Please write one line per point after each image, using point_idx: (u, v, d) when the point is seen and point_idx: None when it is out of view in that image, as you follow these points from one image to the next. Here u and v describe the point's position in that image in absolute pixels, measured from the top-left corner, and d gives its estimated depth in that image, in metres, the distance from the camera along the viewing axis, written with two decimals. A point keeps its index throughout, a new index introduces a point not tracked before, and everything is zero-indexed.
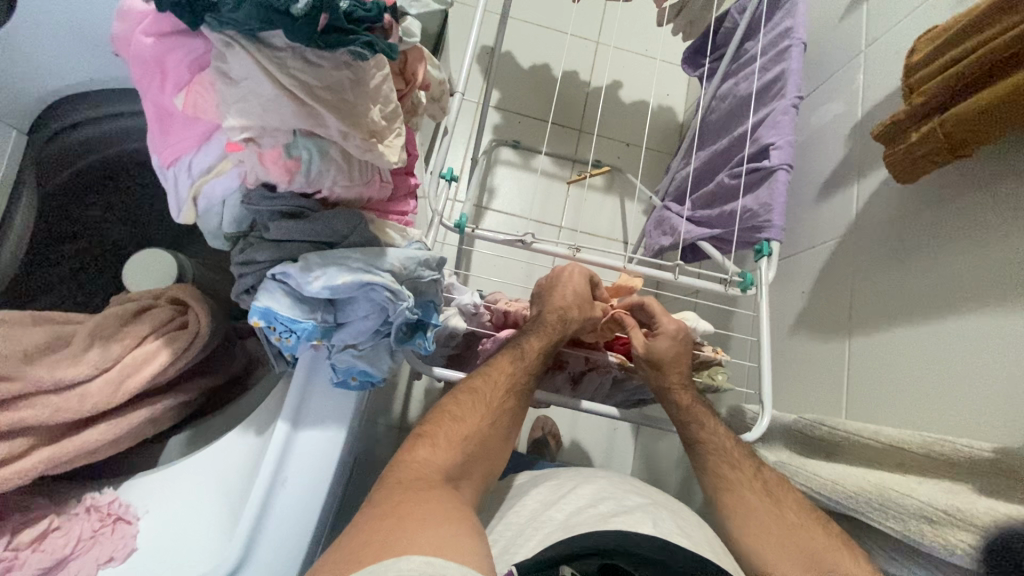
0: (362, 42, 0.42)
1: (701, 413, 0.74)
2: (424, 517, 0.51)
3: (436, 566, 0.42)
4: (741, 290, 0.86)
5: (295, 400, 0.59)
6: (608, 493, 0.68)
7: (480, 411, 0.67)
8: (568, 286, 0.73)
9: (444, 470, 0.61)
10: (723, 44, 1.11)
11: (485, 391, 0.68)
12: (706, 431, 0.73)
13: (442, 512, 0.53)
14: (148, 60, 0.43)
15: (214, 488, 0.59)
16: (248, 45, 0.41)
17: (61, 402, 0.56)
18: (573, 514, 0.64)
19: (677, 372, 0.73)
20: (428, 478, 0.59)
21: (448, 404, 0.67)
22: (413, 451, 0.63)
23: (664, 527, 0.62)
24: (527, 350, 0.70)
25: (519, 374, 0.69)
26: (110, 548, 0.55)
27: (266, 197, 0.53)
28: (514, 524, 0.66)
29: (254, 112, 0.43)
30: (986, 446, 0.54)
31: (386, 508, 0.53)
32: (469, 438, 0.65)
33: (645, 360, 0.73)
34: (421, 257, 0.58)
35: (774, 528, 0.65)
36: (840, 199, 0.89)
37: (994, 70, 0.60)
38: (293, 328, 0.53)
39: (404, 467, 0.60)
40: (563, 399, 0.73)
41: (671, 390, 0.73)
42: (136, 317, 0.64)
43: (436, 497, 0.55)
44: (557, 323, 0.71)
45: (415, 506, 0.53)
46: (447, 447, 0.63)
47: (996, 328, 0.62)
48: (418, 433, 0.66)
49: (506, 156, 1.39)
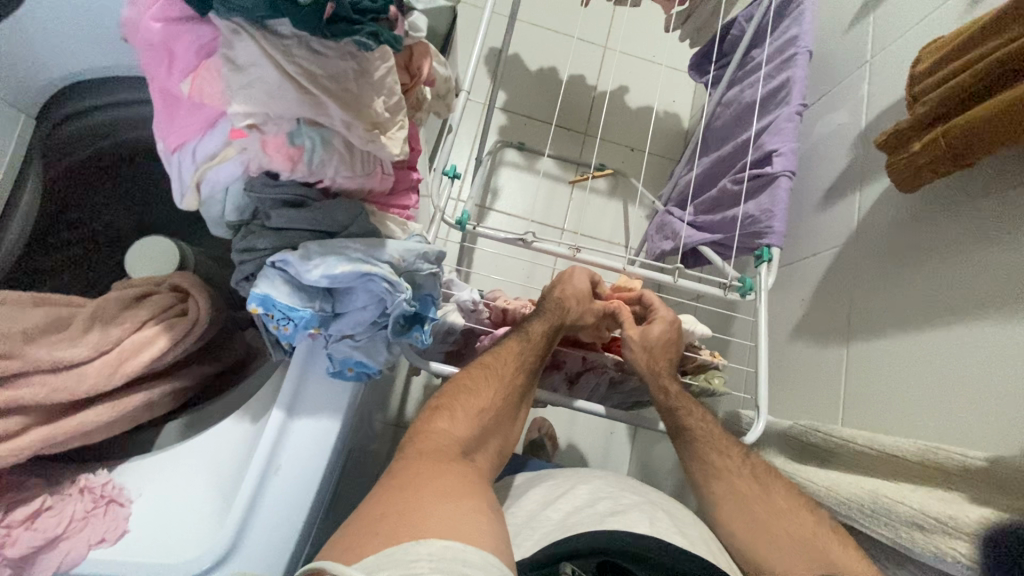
0: (367, 32, 0.43)
1: (688, 402, 0.72)
2: (439, 493, 0.52)
3: (455, 550, 0.43)
4: (741, 295, 0.85)
5: (292, 387, 0.59)
6: (605, 493, 0.68)
7: (495, 386, 0.67)
8: (569, 284, 0.73)
9: (463, 443, 0.63)
10: (729, 51, 1.11)
11: (498, 367, 0.68)
12: (693, 417, 0.71)
13: (454, 486, 0.54)
14: (156, 44, 0.43)
15: (209, 475, 0.60)
16: (255, 33, 0.41)
17: (58, 382, 0.57)
18: (571, 514, 0.64)
19: (665, 358, 0.72)
20: (447, 451, 0.61)
21: (462, 378, 0.68)
22: (431, 422, 0.64)
23: (660, 526, 0.62)
24: (531, 332, 0.70)
25: (529, 355, 0.69)
26: (102, 530, 0.55)
27: (268, 185, 0.54)
28: (512, 524, 0.66)
29: (258, 99, 0.44)
30: (980, 455, 0.54)
31: (406, 480, 0.54)
32: (486, 411, 0.66)
33: (639, 346, 0.71)
34: (420, 250, 0.59)
35: (761, 520, 0.66)
36: (842, 208, 0.89)
37: (1002, 79, 0.59)
38: (291, 316, 0.54)
39: (425, 438, 0.62)
40: (558, 399, 0.73)
41: (661, 377, 0.71)
42: (137, 302, 0.64)
43: (454, 471, 0.57)
44: (557, 309, 0.71)
45: (432, 481, 0.54)
46: (464, 419, 0.65)
47: (997, 338, 0.61)
48: (435, 405, 0.66)
49: (511, 157, 1.40)
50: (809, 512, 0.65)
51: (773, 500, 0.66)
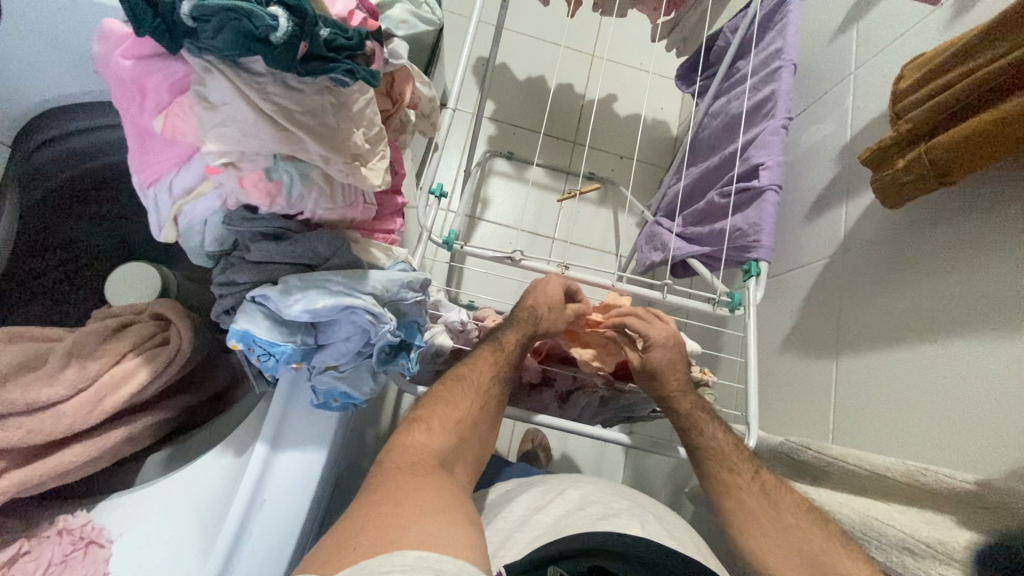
0: (343, 69, 0.42)
1: (701, 418, 0.70)
2: (422, 505, 0.49)
3: (430, 559, 0.41)
4: (729, 309, 0.85)
5: (274, 421, 0.58)
6: (596, 496, 0.67)
7: (472, 396, 0.65)
8: (542, 293, 0.72)
9: (441, 455, 0.59)
10: (715, 61, 1.11)
11: (474, 376, 0.65)
12: (704, 436, 0.70)
13: (438, 499, 0.51)
14: (127, 81, 0.42)
15: (192, 508, 0.59)
16: (228, 71, 0.40)
17: (34, 424, 0.56)
18: (563, 517, 0.63)
19: (675, 379, 0.71)
20: (426, 463, 0.57)
21: (440, 390, 0.65)
22: (407, 434, 0.60)
23: (652, 530, 0.61)
24: (505, 342, 0.69)
25: (502, 364, 0.67)
26: (82, 573, 0.55)
27: (247, 219, 0.53)
28: (502, 529, 0.64)
29: (233, 137, 0.43)
30: (968, 478, 0.54)
31: (383, 493, 0.51)
32: (462, 422, 0.63)
33: (640, 371, 0.72)
34: (404, 279, 0.58)
35: (771, 536, 0.63)
36: (828, 219, 0.89)
37: (992, 94, 0.58)
38: (271, 351, 0.53)
39: (401, 451, 0.58)
40: (516, 413, 0.72)
41: (673, 398, 0.71)
42: (116, 333, 0.63)
43: (431, 482, 0.54)
44: (529, 318, 0.70)
45: (411, 494, 0.51)
46: (441, 430, 0.61)
47: (993, 358, 0.60)
48: (413, 416, 0.63)
49: (499, 167, 1.39)
50: (816, 523, 0.62)
51: (770, 512, 0.64)
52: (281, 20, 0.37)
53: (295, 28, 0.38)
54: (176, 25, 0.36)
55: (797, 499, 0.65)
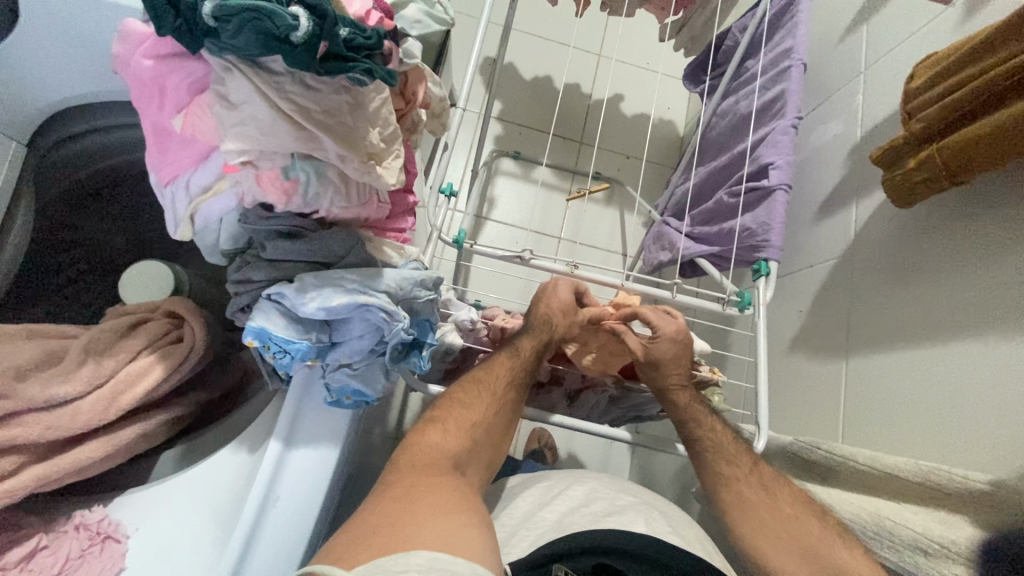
0: (362, 69, 0.43)
1: (697, 410, 0.70)
2: (436, 504, 0.49)
3: (444, 561, 0.41)
4: (740, 308, 0.83)
5: (288, 419, 0.59)
6: (601, 493, 0.67)
7: (488, 399, 0.65)
8: (555, 297, 0.71)
9: (454, 456, 0.60)
10: (724, 61, 1.11)
11: (490, 379, 0.66)
12: (702, 428, 0.69)
13: (449, 497, 0.51)
14: (147, 80, 0.43)
15: (206, 506, 0.59)
16: (247, 70, 0.41)
17: (52, 420, 0.56)
18: (567, 515, 0.63)
19: (676, 373, 0.71)
20: (441, 464, 0.58)
21: (457, 391, 0.66)
22: (424, 434, 0.61)
23: (656, 527, 0.61)
24: (521, 348, 0.69)
25: (518, 371, 0.68)
26: (99, 567, 0.55)
27: (262, 217, 0.54)
28: (506, 526, 0.64)
29: (251, 135, 0.43)
30: (981, 477, 0.54)
31: (399, 490, 0.51)
32: (478, 424, 0.64)
33: (644, 363, 0.71)
34: (417, 277, 0.58)
35: (773, 535, 0.62)
36: (839, 219, 0.89)
37: (1003, 96, 0.58)
38: (287, 348, 0.54)
39: (417, 451, 0.59)
40: (534, 413, 0.72)
41: (671, 391, 0.71)
42: (131, 331, 0.64)
43: (446, 482, 0.54)
44: (546, 325, 0.70)
45: (426, 493, 0.51)
46: (456, 432, 0.62)
47: (1003, 357, 0.60)
48: (428, 417, 0.64)
49: (506, 167, 1.39)
50: (816, 518, 0.62)
51: (773, 507, 0.64)
52: (302, 21, 0.37)
53: (315, 28, 0.38)
54: (198, 25, 0.37)
55: (795, 491, 0.65)
